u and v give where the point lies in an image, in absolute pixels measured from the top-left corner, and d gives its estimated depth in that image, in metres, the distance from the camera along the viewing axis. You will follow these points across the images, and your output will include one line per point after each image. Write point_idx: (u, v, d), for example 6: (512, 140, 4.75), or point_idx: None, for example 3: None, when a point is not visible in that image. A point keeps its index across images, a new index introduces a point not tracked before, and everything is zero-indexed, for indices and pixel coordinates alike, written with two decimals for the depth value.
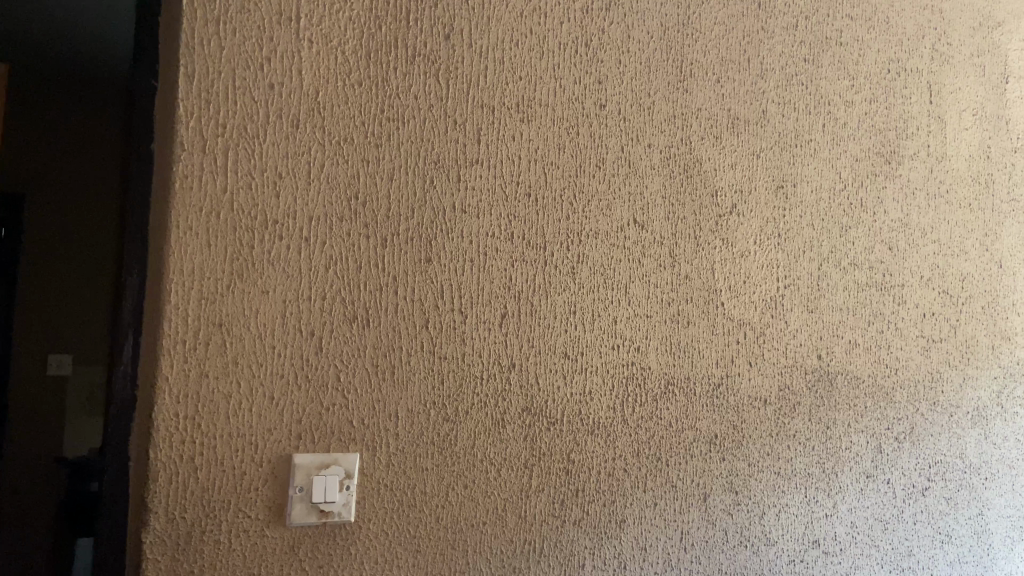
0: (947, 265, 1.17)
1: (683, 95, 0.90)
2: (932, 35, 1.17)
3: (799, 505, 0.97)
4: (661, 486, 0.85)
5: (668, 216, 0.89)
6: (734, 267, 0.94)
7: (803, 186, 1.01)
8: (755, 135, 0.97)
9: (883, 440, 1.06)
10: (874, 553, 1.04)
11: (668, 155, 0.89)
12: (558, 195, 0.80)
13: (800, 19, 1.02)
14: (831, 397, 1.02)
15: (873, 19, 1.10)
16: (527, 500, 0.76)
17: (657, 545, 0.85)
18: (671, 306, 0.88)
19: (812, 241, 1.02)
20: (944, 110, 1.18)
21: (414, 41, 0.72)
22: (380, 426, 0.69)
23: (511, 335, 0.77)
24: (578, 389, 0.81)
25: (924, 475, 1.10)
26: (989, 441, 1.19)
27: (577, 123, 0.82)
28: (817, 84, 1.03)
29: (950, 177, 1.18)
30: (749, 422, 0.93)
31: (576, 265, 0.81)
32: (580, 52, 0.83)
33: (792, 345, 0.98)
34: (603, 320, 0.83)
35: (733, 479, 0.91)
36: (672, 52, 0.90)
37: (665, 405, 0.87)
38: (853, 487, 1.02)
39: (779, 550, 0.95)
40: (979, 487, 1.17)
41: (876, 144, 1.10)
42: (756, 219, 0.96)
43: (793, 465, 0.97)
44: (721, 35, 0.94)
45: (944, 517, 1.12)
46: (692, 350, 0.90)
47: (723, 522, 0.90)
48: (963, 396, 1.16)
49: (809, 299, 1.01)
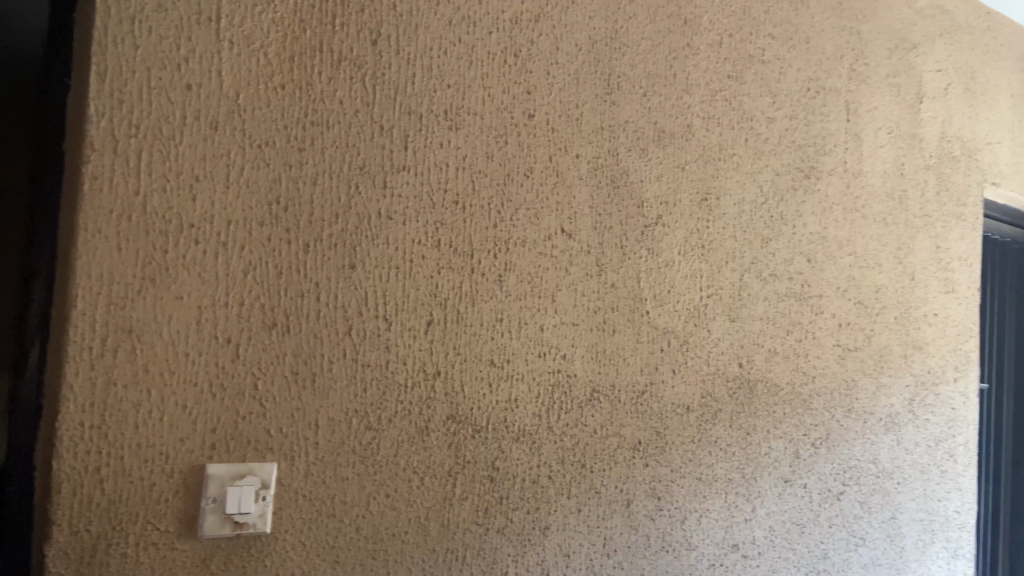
0: (863, 277, 1.22)
1: (610, 108, 0.92)
2: (850, 55, 1.21)
3: (719, 510, 0.99)
4: (585, 493, 0.86)
5: (595, 225, 0.90)
6: (659, 276, 0.96)
7: (726, 199, 1.04)
8: (681, 148, 0.99)
9: (801, 446, 1.10)
10: (791, 556, 1.07)
11: (596, 165, 0.90)
12: (486, 203, 0.81)
13: (724, 37, 1.05)
14: (752, 405, 1.05)
15: (794, 38, 1.13)
16: (450, 508, 0.76)
17: (580, 551, 0.85)
18: (597, 315, 0.90)
19: (734, 252, 1.05)
20: (861, 128, 1.23)
21: (340, 46, 0.71)
22: (299, 435, 0.68)
23: (436, 342, 0.76)
24: (504, 396, 0.81)
25: (840, 480, 1.14)
26: (901, 447, 1.24)
27: (506, 132, 0.83)
28: (740, 100, 1.06)
29: (866, 192, 1.23)
30: (672, 428, 0.95)
31: (503, 272, 0.82)
32: (509, 62, 0.83)
33: (714, 353, 1.01)
34: (530, 328, 0.84)
35: (656, 485, 0.93)
36: (600, 65, 0.91)
37: (591, 412, 0.88)
38: (771, 492, 1.05)
39: (700, 554, 0.97)
40: (891, 490, 1.22)
41: (796, 159, 1.13)
42: (681, 230, 0.99)
43: (714, 470, 0.99)
44: (648, 49, 0.96)
45: (859, 520, 1.16)
46: (617, 358, 0.91)
47: (646, 527, 0.91)
48: (877, 403, 1.21)
49: (731, 308, 1.04)
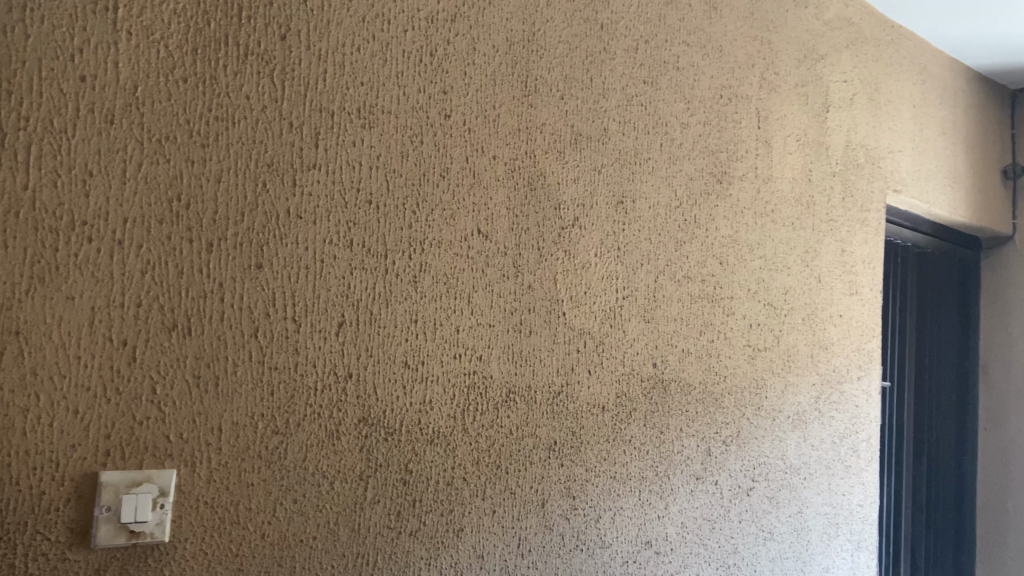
0: (772, 279, 1.26)
1: (527, 110, 0.92)
2: (761, 64, 1.25)
3: (633, 507, 1.01)
4: (500, 493, 0.86)
5: (512, 227, 0.90)
6: (576, 277, 0.97)
7: (641, 203, 1.06)
8: (597, 151, 1.00)
9: (712, 443, 1.13)
10: (702, 552, 1.09)
11: (513, 167, 0.91)
12: (401, 204, 0.80)
13: (640, 43, 1.07)
14: (666, 404, 1.07)
15: (708, 46, 1.17)
16: (362, 512, 0.75)
17: (494, 553, 0.85)
18: (514, 316, 0.90)
19: (649, 255, 1.07)
20: (771, 135, 1.27)
21: (246, 40, 0.70)
22: (201, 441, 0.66)
23: (349, 344, 0.75)
24: (418, 398, 0.80)
25: (749, 476, 1.18)
26: (808, 443, 1.29)
27: (422, 132, 0.82)
28: (655, 105, 1.09)
29: (776, 197, 1.27)
30: (587, 427, 0.96)
31: (418, 274, 0.81)
32: (425, 61, 0.83)
33: (629, 353, 1.03)
34: (445, 330, 0.83)
35: (571, 485, 0.94)
36: (517, 67, 0.91)
37: (507, 413, 0.88)
38: (684, 489, 1.08)
39: (614, 552, 0.98)
40: (798, 485, 1.26)
41: (709, 164, 1.16)
42: (598, 232, 1.00)
43: (628, 469, 1.01)
44: (566, 53, 0.97)
45: (767, 515, 1.20)
46: (534, 359, 0.91)
47: (560, 527, 0.92)
48: (785, 401, 1.26)
49: (646, 309, 1.06)
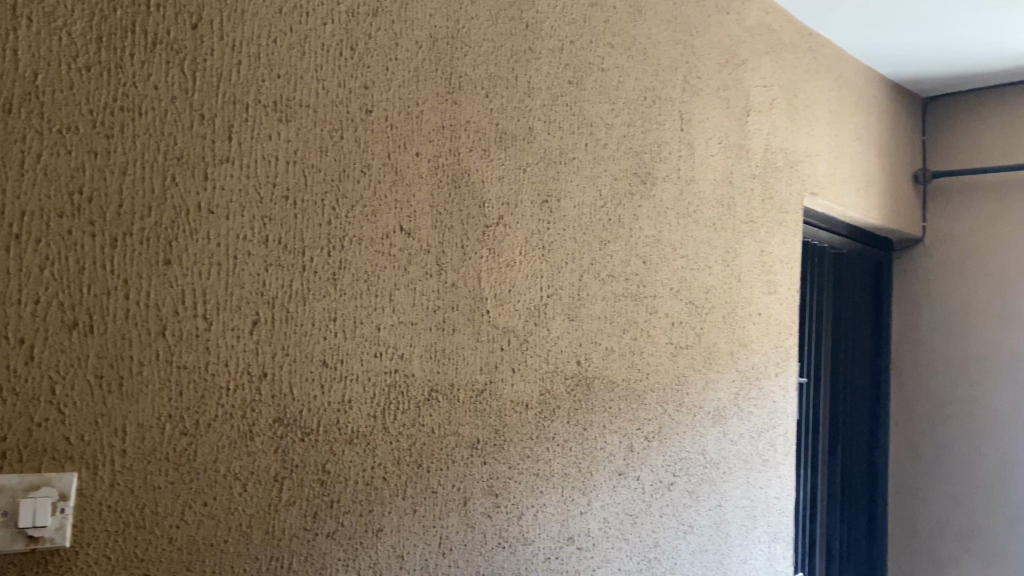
0: (694, 278, 1.29)
1: (451, 107, 0.92)
2: (684, 68, 1.28)
3: (556, 504, 1.01)
4: (421, 492, 0.86)
5: (435, 225, 0.90)
6: (500, 276, 0.97)
7: (566, 202, 1.07)
8: (522, 149, 1.01)
9: (634, 439, 1.15)
10: (624, 546, 1.11)
11: (436, 164, 0.90)
12: (319, 200, 0.79)
13: (565, 43, 1.07)
14: (589, 401, 1.08)
15: (632, 49, 1.18)
16: (276, 514, 0.74)
17: (415, 552, 0.85)
18: (436, 314, 0.89)
19: (574, 253, 1.08)
20: (694, 137, 1.30)
21: (155, 28, 0.68)
22: (104, 443, 0.63)
23: (263, 342, 0.74)
24: (337, 398, 0.79)
25: (670, 471, 1.20)
26: (727, 438, 1.33)
27: (342, 127, 0.81)
28: (580, 105, 1.10)
29: (698, 198, 1.30)
30: (511, 425, 0.97)
31: (337, 271, 0.80)
32: (345, 55, 0.81)
33: (553, 351, 1.04)
34: (366, 328, 0.82)
35: (494, 483, 0.94)
36: (440, 63, 0.91)
37: (428, 412, 0.87)
38: (606, 484, 1.09)
39: (537, 548, 0.98)
40: (717, 479, 1.30)
41: (633, 164, 1.18)
42: (522, 230, 1.00)
43: (551, 466, 1.02)
44: (490, 51, 0.97)
45: (687, 509, 1.23)
46: (457, 357, 0.91)
47: (482, 525, 0.92)
48: (705, 397, 1.29)
49: (570, 308, 1.07)
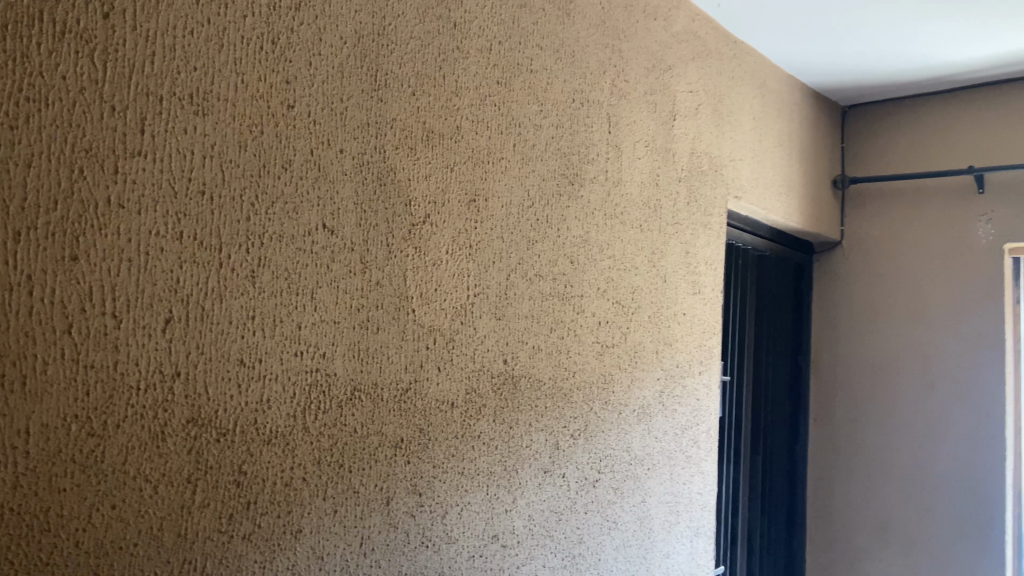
0: (621, 278, 1.31)
1: (377, 104, 0.91)
2: (611, 71, 1.30)
3: (480, 503, 1.02)
4: (343, 493, 0.85)
5: (359, 223, 0.89)
6: (426, 274, 0.97)
7: (493, 201, 1.07)
8: (449, 148, 1.01)
9: (560, 437, 1.16)
10: (548, 543, 1.12)
11: (360, 161, 0.89)
12: (237, 195, 0.77)
13: (493, 44, 1.08)
14: (515, 399, 1.09)
15: (561, 51, 1.20)
16: (189, 517, 0.72)
17: (335, 554, 0.84)
18: (360, 312, 0.89)
19: (501, 253, 1.09)
20: (621, 140, 1.32)
21: (63, 17, 0.65)
22: (6, 444, 0.61)
23: (176, 341, 0.72)
24: (254, 398, 0.78)
25: (596, 468, 1.22)
26: (652, 435, 1.36)
27: (262, 122, 0.79)
28: (508, 106, 1.10)
29: (625, 200, 1.32)
30: (436, 424, 0.97)
31: (256, 268, 0.79)
32: (266, 49, 0.80)
33: (480, 350, 1.04)
34: (285, 326, 0.81)
35: (418, 482, 0.94)
36: (366, 60, 0.90)
37: (350, 412, 0.87)
38: (531, 482, 1.10)
39: (460, 547, 0.98)
40: (642, 476, 1.32)
41: (561, 166, 1.20)
42: (449, 230, 1.00)
43: (476, 464, 1.02)
44: (417, 49, 0.97)
45: (612, 505, 1.25)
46: (381, 356, 0.91)
47: (405, 524, 0.92)
48: (630, 396, 1.31)
49: (497, 307, 1.07)
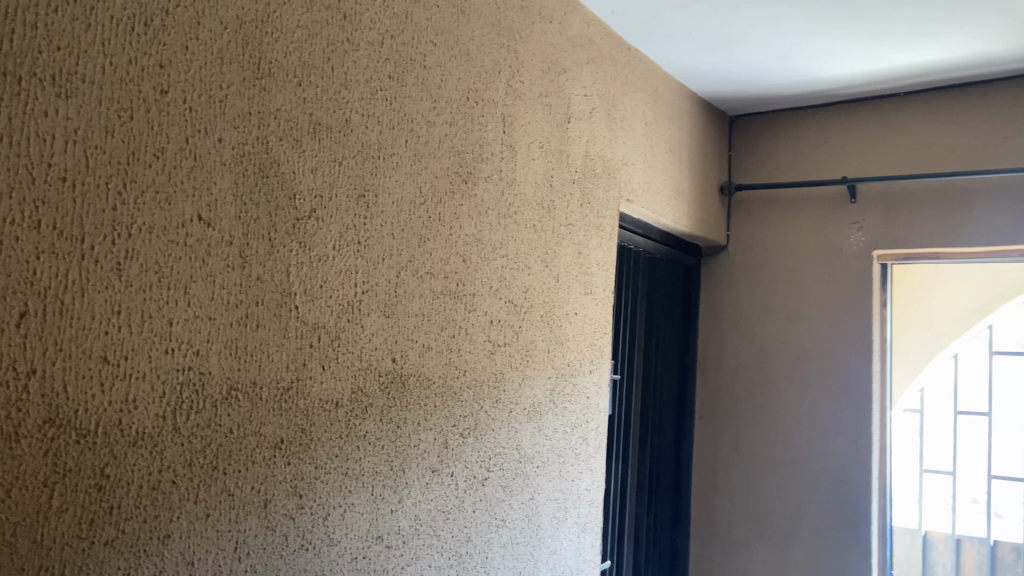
0: (513, 277, 1.32)
1: (259, 94, 0.88)
2: (507, 71, 1.31)
3: (365, 503, 1.00)
4: (216, 496, 0.82)
5: (238, 215, 0.86)
6: (310, 271, 0.95)
7: (384, 197, 1.06)
8: (337, 142, 0.99)
9: (449, 436, 1.15)
10: (434, 542, 1.11)
11: (241, 152, 0.86)
12: (103, 183, 0.73)
13: (385, 37, 1.06)
14: (404, 398, 1.08)
15: (455, 49, 1.19)
16: (44, 522, 0.67)
17: (207, 559, 0.81)
18: (239, 309, 0.86)
19: (392, 250, 1.07)
20: (516, 140, 1.33)
21: None
22: None
23: (32, 336, 0.67)
24: (119, 397, 0.74)
25: (485, 466, 1.22)
26: (542, 433, 1.37)
27: (132, 107, 0.75)
28: (401, 101, 1.09)
29: (519, 200, 1.33)
30: (319, 424, 0.94)
31: (123, 261, 0.74)
32: (138, 30, 0.76)
33: (367, 348, 1.02)
34: (155, 322, 0.77)
35: (298, 483, 0.91)
36: (248, 48, 0.87)
37: (226, 412, 0.83)
38: (419, 481, 1.09)
39: (342, 549, 0.97)
40: (531, 473, 1.33)
41: (454, 164, 1.19)
42: (336, 225, 0.98)
43: (361, 465, 1.00)
44: (304, 39, 0.94)
45: (500, 503, 1.25)
46: (260, 354, 0.88)
47: (284, 527, 0.89)
48: (521, 394, 1.32)
49: (386, 304, 1.06)
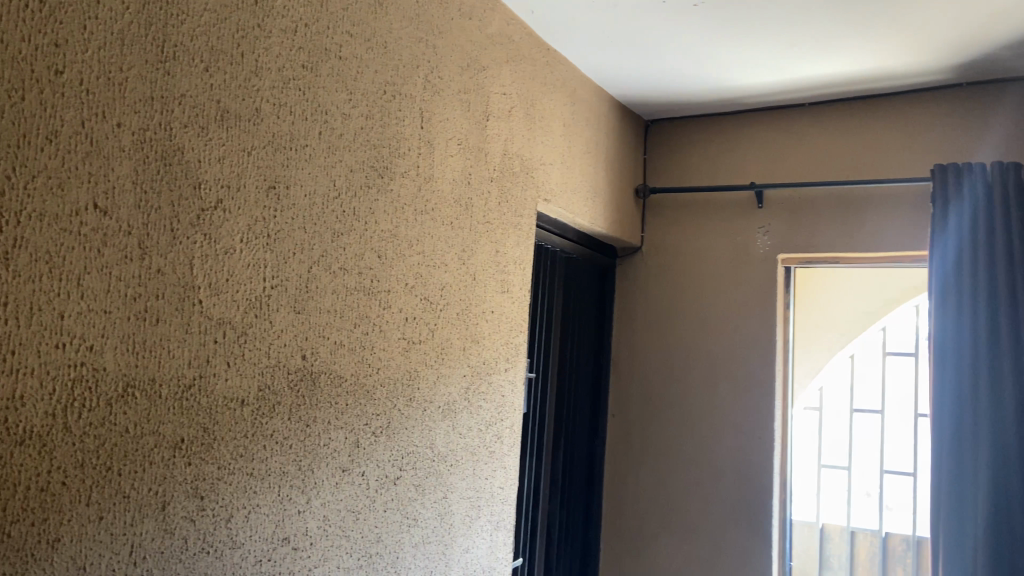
0: (429, 275, 1.31)
1: (164, 77, 0.85)
2: (425, 66, 1.29)
3: (270, 505, 0.97)
4: (110, 498, 0.78)
5: (138, 204, 0.82)
6: (216, 264, 0.91)
7: (295, 189, 1.03)
8: (246, 131, 0.95)
9: (361, 435, 1.13)
10: (343, 543, 1.09)
11: (142, 138, 0.82)
12: None
13: (299, 25, 1.03)
14: (314, 396, 1.05)
15: (372, 41, 1.17)
16: None
17: (99, 563, 0.77)
18: (137, 302, 0.82)
19: (303, 244, 1.04)
20: (433, 136, 1.31)
21: None
22: None
23: None
24: (5, 394, 0.69)
25: (397, 466, 1.21)
26: (456, 431, 1.36)
27: (23, 87, 0.71)
28: (315, 91, 1.06)
29: (436, 196, 1.32)
30: (222, 423, 0.91)
31: (10, 250, 0.70)
32: (31, 6, 0.72)
33: (275, 345, 0.99)
34: (45, 315, 0.73)
35: (200, 485, 0.88)
36: (151, 29, 0.83)
37: (122, 410, 0.79)
38: (328, 481, 1.07)
39: (246, 551, 0.93)
40: (444, 472, 1.32)
41: (370, 158, 1.17)
42: (243, 217, 0.95)
43: (267, 465, 0.97)
44: (212, 23, 0.91)
45: (412, 502, 1.24)
46: (159, 350, 0.84)
47: (183, 529, 0.86)
48: (436, 392, 1.31)
49: (297, 300, 1.03)
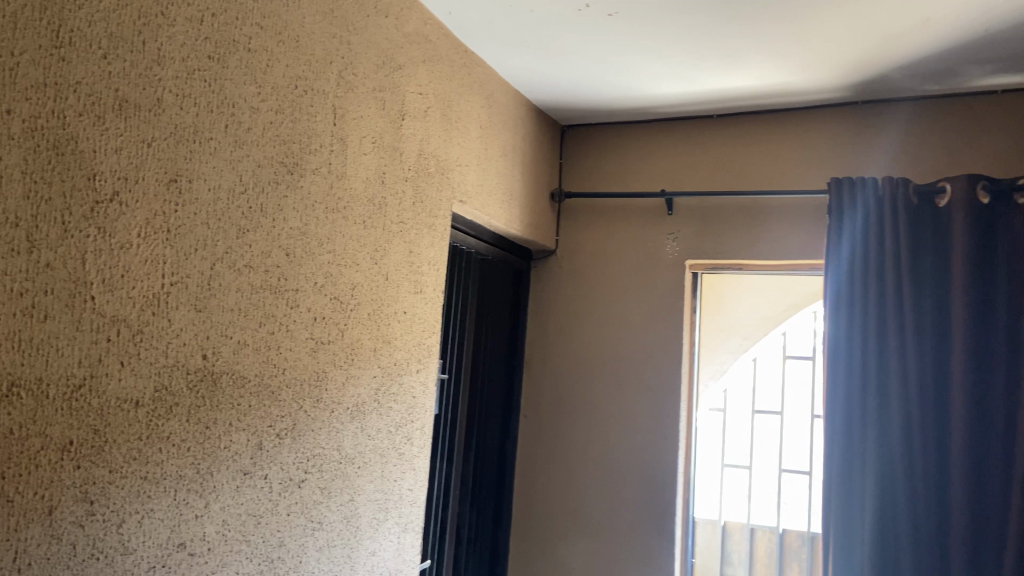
0: (339, 274, 1.29)
1: (58, 64, 0.81)
2: (338, 62, 1.27)
3: (165, 510, 0.93)
4: None
5: (26, 195, 0.78)
6: (111, 258, 0.87)
7: (198, 184, 1.00)
8: (147, 122, 0.92)
9: (264, 437, 1.11)
10: (243, 548, 1.06)
11: (33, 127, 0.78)
12: None
13: (205, 15, 1.00)
14: (214, 398, 1.02)
15: (283, 35, 1.15)
16: None
17: None
18: (24, 297, 0.77)
19: (205, 240, 1.01)
20: (346, 133, 1.30)
21: None
22: None
23: None
24: None
25: (302, 468, 1.18)
26: (365, 433, 1.35)
27: None
28: (221, 83, 1.03)
29: (348, 194, 1.30)
30: (115, 425, 0.87)
31: None
32: None
33: (173, 344, 0.96)
34: None
35: (89, 489, 0.84)
36: (46, 12, 0.79)
37: (6, 410, 0.75)
38: (228, 485, 1.04)
39: (139, 558, 0.90)
40: (351, 474, 1.31)
41: (279, 153, 1.14)
42: (141, 211, 0.91)
43: (163, 469, 0.93)
44: (111, 9, 0.87)
45: (317, 506, 1.22)
46: (47, 347, 0.80)
47: (71, 535, 0.82)
48: (344, 394, 1.29)
49: (197, 298, 0.99)
